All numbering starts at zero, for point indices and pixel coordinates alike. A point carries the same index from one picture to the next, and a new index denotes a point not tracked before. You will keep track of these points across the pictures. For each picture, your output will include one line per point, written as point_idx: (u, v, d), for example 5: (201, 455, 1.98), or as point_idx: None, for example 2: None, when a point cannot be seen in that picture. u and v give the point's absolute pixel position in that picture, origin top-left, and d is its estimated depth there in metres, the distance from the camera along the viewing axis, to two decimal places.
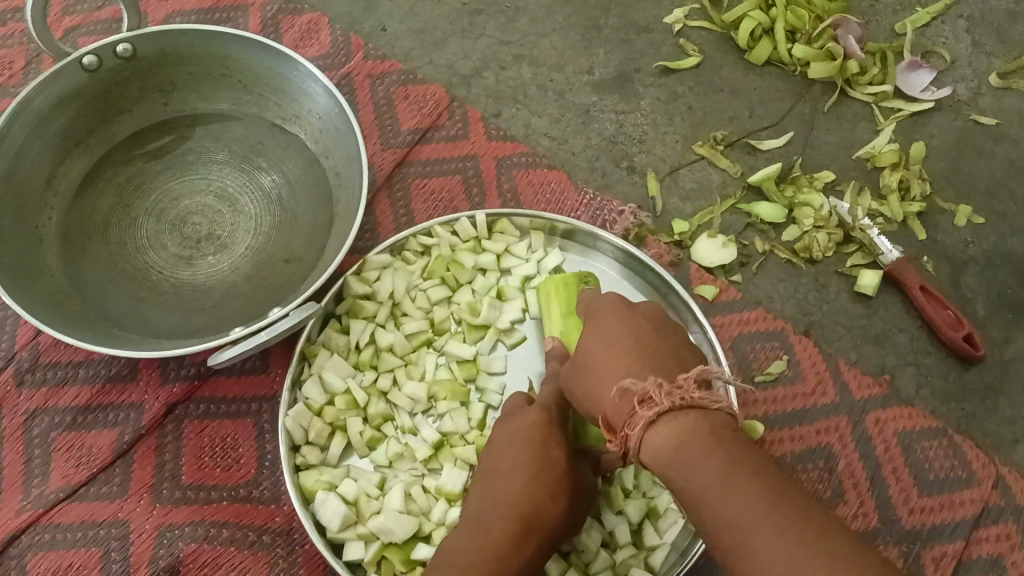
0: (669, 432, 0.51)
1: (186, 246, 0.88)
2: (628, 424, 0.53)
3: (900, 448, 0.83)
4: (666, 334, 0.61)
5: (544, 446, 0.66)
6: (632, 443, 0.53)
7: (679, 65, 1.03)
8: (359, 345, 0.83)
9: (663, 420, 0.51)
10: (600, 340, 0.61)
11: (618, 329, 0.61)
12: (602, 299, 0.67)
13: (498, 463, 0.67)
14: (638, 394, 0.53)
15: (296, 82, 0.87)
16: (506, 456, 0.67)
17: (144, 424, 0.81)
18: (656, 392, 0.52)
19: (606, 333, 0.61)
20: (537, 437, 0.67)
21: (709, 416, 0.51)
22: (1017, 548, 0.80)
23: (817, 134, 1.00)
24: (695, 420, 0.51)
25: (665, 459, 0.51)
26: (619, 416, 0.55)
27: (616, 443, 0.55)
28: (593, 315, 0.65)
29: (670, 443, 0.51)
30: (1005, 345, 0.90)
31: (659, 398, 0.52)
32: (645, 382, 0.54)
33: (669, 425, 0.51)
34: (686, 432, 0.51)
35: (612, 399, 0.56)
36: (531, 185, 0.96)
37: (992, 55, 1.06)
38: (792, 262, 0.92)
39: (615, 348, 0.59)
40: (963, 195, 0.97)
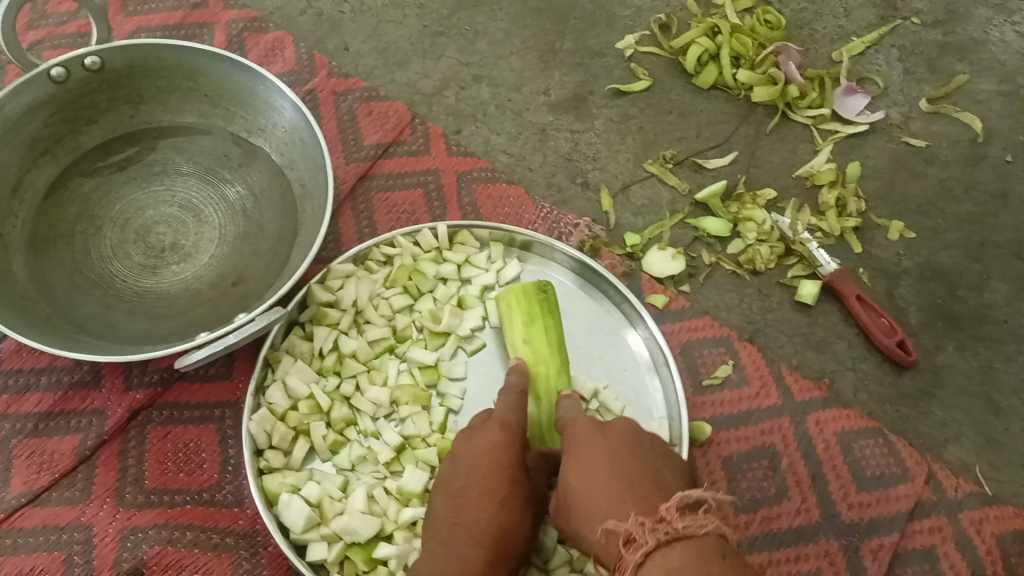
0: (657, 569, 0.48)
1: (151, 255, 0.90)
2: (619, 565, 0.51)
3: (839, 448, 0.88)
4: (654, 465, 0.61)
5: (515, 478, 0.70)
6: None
7: (631, 88, 1.09)
8: (323, 352, 0.85)
9: (650, 559, 0.49)
10: (584, 474, 0.61)
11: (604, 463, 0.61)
12: (580, 423, 0.68)
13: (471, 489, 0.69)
14: (623, 537, 0.51)
15: (263, 96, 0.90)
16: (468, 479, 0.69)
17: (107, 430, 0.82)
18: (637, 532, 0.50)
19: (586, 463, 0.61)
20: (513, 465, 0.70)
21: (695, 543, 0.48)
22: (949, 540, 0.85)
23: (760, 154, 1.06)
24: (681, 551, 0.48)
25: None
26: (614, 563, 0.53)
27: None
28: (573, 444, 0.65)
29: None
30: (936, 352, 0.95)
31: (642, 538, 0.50)
32: (627, 524, 0.52)
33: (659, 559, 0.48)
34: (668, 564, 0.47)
35: (600, 541, 0.56)
36: (489, 199, 1.00)
37: (922, 83, 1.13)
38: (737, 273, 0.97)
39: (598, 480, 0.59)
40: (897, 212, 1.03)
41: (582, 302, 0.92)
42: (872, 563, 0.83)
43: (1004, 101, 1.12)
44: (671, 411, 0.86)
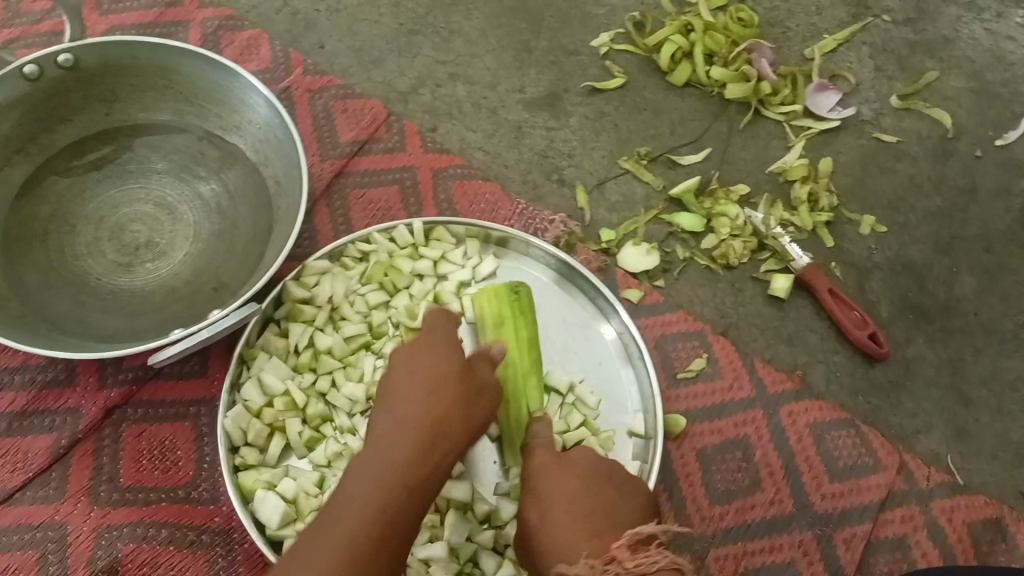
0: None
1: (125, 253, 0.89)
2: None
3: (812, 439, 0.89)
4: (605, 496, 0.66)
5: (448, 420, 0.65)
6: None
7: (606, 85, 1.09)
8: (298, 348, 0.85)
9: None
10: (537, 504, 0.65)
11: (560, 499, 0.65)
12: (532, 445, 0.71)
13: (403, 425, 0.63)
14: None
15: (238, 93, 0.90)
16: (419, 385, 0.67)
17: (81, 428, 0.82)
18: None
19: (540, 494, 0.66)
20: (445, 404, 0.65)
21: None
22: (920, 529, 0.86)
23: (734, 150, 1.07)
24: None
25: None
26: None
27: None
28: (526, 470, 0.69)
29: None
30: (907, 344, 0.97)
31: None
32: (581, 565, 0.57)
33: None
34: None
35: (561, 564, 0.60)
36: (466, 196, 1.00)
37: (893, 80, 1.15)
38: (711, 268, 0.98)
39: (552, 514, 0.63)
40: (868, 207, 1.05)
41: (559, 296, 0.93)
42: (845, 553, 0.84)
43: (973, 97, 1.14)
44: (646, 404, 0.86)
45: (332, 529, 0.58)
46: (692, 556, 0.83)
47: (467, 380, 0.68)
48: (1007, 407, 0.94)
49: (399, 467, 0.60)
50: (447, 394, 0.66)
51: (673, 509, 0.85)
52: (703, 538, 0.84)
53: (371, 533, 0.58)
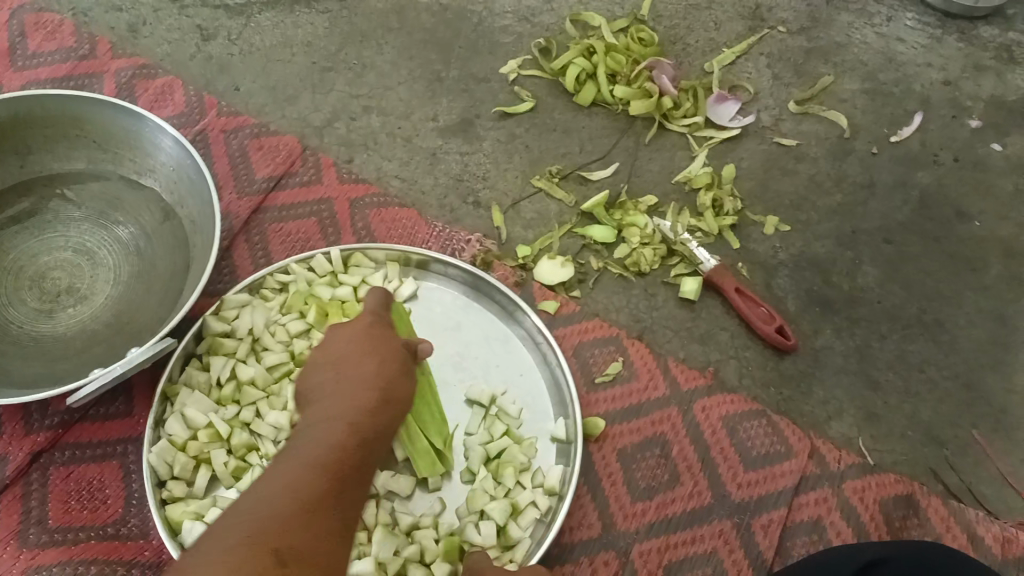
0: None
1: (47, 300, 0.91)
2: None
3: (726, 431, 0.92)
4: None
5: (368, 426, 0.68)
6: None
7: (515, 110, 1.14)
8: (221, 381, 0.87)
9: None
10: None
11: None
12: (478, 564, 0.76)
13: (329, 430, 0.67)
14: None
15: (148, 137, 0.93)
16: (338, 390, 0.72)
17: (8, 474, 0.83)
18: None
19: None
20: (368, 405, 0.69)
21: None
22: (834, 509, 0.90)
23: (640, 162, 1.12)
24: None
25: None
26: None
27: None
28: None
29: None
30: (814, 335, 1.01)
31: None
32: None
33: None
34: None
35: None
36: (383, 222, 1.03)
37: (790, 86, 1.21)
38: (624, 276, 1.02)
39: None
40: (771, 208, 1.10)
41: (477, 313, 0.96)
42: (763, 538, 0.88)
43: (867, 99, 1.20)
44: (565, 410, 0.89)
45: (250, 499, 0.61)
46: (616, 552, 0.86)
47: (388, 383, 0.72)
48: (913, 388, 0.99)
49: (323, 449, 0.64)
50: (370, 399, 0.70)
51: (597, 509, 0.88)
52: (626, 535, 0.87)
53: (286, 495, 0.61)
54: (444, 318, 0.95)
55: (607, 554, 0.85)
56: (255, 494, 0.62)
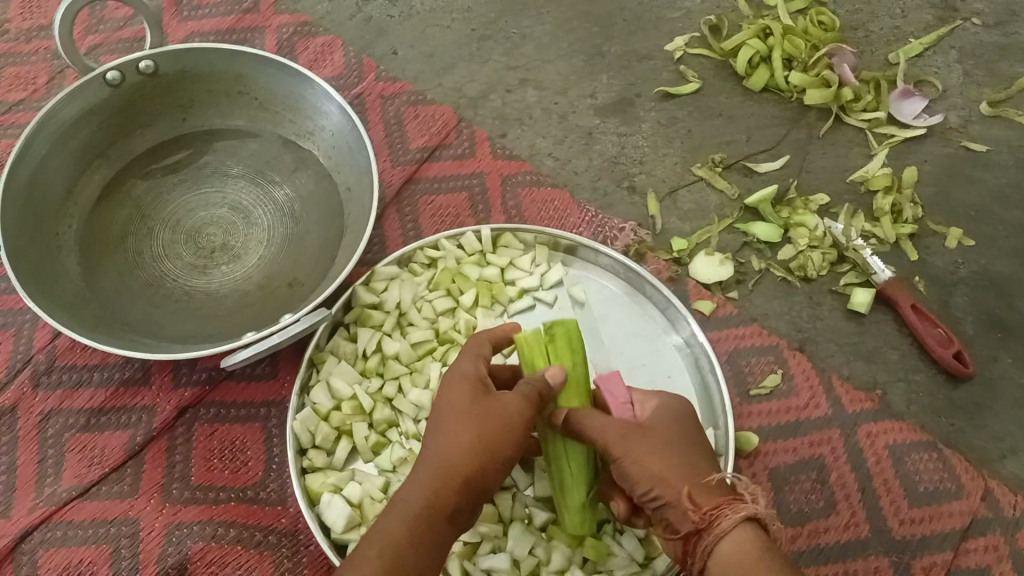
0: (750, 540, 0.59)
1: (200, 255, 0.91)
2: (719, 510, 0.60)
3: (891, 460, 0.85)
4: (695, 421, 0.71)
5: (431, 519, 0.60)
6: (717, 529, 0.60)
7: (680, 91, 1.07)
8: (366, 353, 0.85)
9: (748, 525, 0.60)
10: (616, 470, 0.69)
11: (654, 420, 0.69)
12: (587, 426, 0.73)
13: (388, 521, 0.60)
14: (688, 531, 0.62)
15: (311, 100, 0.92)
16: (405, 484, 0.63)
17: (155, 426, 0.84)
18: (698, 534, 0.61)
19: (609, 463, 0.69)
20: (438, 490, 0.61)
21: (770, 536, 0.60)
22: (1005, 559, 0.81)
23: (811, 157, 1.04)
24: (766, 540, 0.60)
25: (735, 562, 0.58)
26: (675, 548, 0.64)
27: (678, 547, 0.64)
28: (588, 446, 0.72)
29: (744, 550, 0.58)
30: (994, 363, 0.92)
31: (750, 503, 0.61)
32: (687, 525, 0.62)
33: (738, 536, 0.59)
34: (726, 554, 0.59)
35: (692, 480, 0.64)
36: (534, 202, 0.99)
37: (982, 86, 1.09)
38: (788, 280, 0.95)
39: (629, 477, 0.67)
40: (954, 219, 1.00)
41: (628, 307, 0.91)
42: None
43: None
44: (717, 420, 0.84)
45: None
46: None
47: (444, 459, 0.62)
48: None
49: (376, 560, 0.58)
50: (417, 489, 0.61)
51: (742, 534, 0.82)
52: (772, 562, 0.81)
53: None
54: (593, 309, 0.91)
55: None
56: None
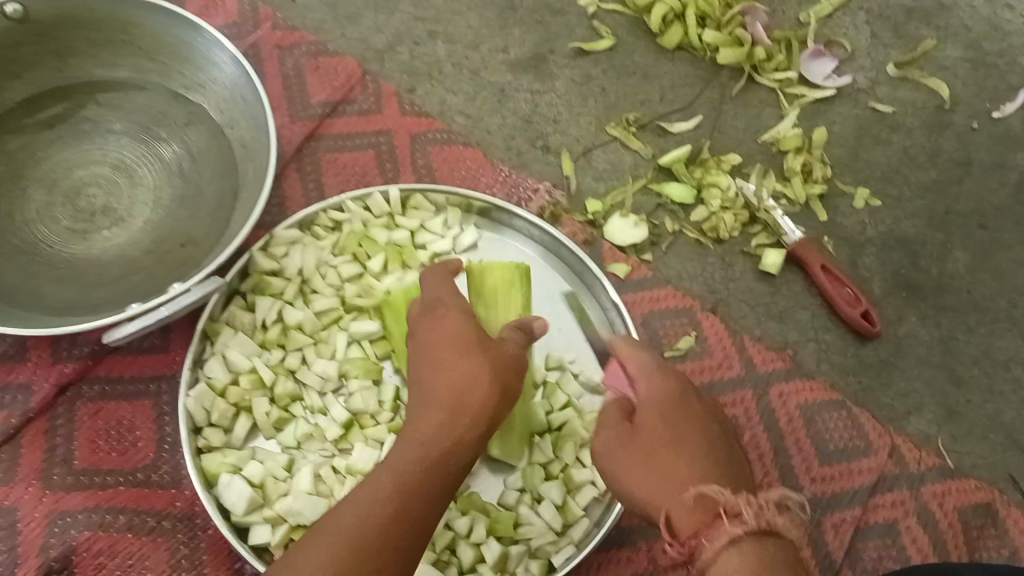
0: (751, 555, 0.52)
1: (81, 219, 0.84)
2: (705, 534, 0.54)
3: (803, 420, 0.86)
4: (692, 413, 0.66)
5: (425, 472, 0.59)
6: (706, 554, 0.53)
7: (594, 47, 1.04)
8: (265, 323, 0.80)
9: (747, 539, 0.52)
10: (662, 436, 0.64)
11: (651, 418, 0.66)
12: (666, 379, 0.69)
13: (368, 483, 0.59)
14: (722, 505, 0.55)
15: (200, 50, 0.85)
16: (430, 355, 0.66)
17: (33, 406, 0.77)
18: (745, 508, 0.53)
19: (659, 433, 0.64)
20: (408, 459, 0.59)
21: (785, 545, 0.53)
22: (910, 514, 0.84)
23: (724, 117, 1.03)
24: (779, 551, 0.52)
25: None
26: (690, 523, 0.56)
27: (679, 549, 0.55)
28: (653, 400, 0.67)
29: (738, 572, 0.51)
30: (899, 322, 0.93)
31: (746, 516, 0.53)
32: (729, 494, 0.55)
33: (729, 555, 0.52)
34: None
35: (686, 504, 0.57)
36: (446, 161, 0.95)
37: (889, 47, 1.09)
38: (700, 242, 0.94)
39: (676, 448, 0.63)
40: (862, 179, 1.01)
41: (542, 271, 0.88)
42: (833, 538, 0.82)
43: (971, 68, 1.09)
44: None
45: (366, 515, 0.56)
46: None
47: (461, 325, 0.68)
48: (998, 387, 0.91)
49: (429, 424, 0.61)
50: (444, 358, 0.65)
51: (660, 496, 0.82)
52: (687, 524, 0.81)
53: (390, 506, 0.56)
54: None
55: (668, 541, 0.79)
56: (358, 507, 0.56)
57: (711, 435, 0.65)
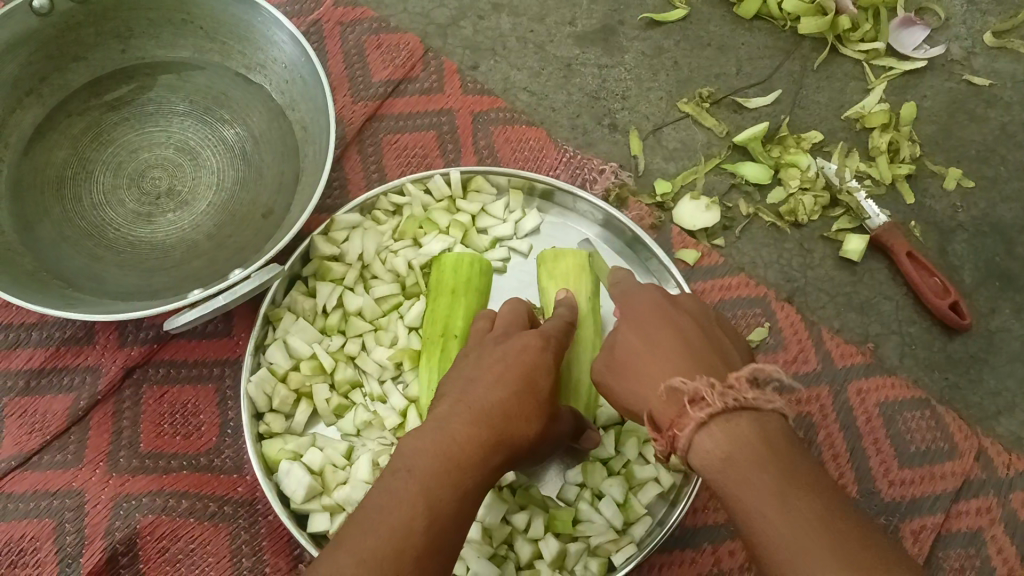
0: (719, 436, 0.48)
1: (145, 202, 0.84)
2: (676, 425, 0.50)
3: (882, 419, 0.82)
4: (665, 306, 0.62)
5: (463, 486, 0.56)
6: (681, 445, 0.50)
7: (666, 18, 0.99)
8: (326, 309, 0.79)
9: (716, 422, 0.49)
10: (644, 341, 0.59)
11: (628, 324, 0.62)
12: (644, 293, 0.65)
13: (391, 492, 0.53)
14: (689, 394, 0.51)
15: (259, 30, 0.83)
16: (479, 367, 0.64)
17: (100, 389, 0.78)
18: (707, 392, 0.50)
19: (645, 335, 0.60)
20: (440, 474, 0.55)
21: (760, 418, 0.49)
22: (997, 522, 0.79)
23: (806, 92, 0.97)
24: (749, 424, 0.48)
25: (714, 462, 0.48)
26: (666, 416, 0.52)
27: (662, 443, 0.52)
28: (634, 311, 0.63)
29: (710, 459, 0.48)
30: (991, 315, 0.87)
31: (710, 399, 0.49)
32: (695, 383, 0.51)
33: (701, 440, 0.49)
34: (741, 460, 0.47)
35: (660, 398, 0.54)
36: (508, 142, 0.92)
37: (987, 14, 1.01)
38: (777, 226, 0.90)
39: (659, 348, 0.58)
40: (954, 159, 0.94)
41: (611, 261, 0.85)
42: (912, 545, 0.78)
43: None
44: None
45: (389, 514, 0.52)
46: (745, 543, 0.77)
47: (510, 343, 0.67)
48: None
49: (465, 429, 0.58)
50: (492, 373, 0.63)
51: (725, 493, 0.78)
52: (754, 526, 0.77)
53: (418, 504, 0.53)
54: None
55: (733, 544, 0.76)
56: (385, 506, 0.52)
57: (687, 325, 0.60)
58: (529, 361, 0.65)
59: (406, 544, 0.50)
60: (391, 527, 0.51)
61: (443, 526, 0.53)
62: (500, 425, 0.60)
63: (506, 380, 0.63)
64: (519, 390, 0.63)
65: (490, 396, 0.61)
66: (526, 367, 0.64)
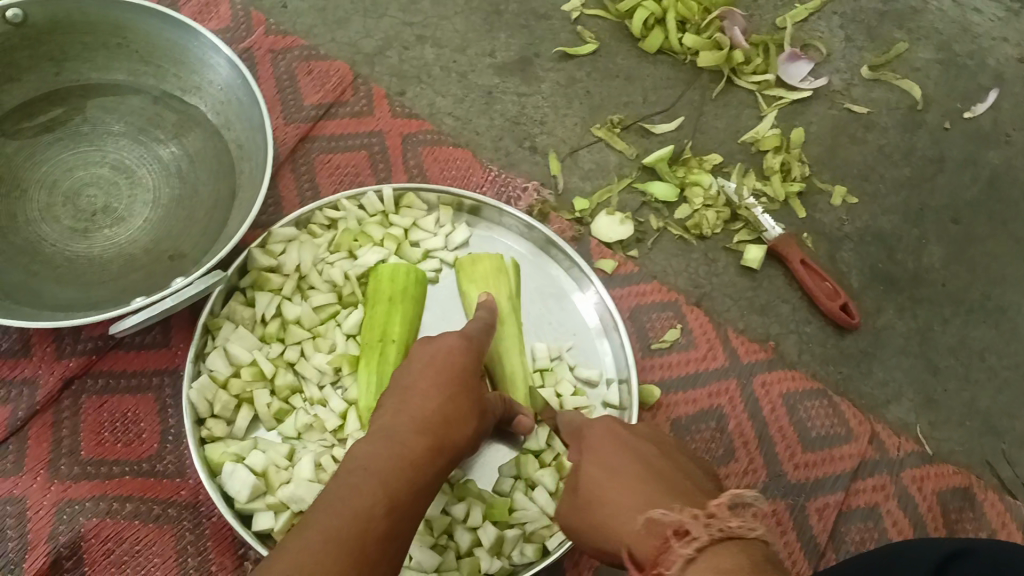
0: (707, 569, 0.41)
1: (80, 218, 0.85)
2: (659, 562, 0.43)
3: (785, 408, 0.90)
4: (624, 443, 0.58)
5: (417, 483, 0.60)
6: None
7: (578, 51, 1.07)
8: (265, 318, 0.82)
9: (705, 556, 0.41)
10: (609, 474, 0.54)
11: (591, 462, 0.57)
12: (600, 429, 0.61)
13: (352, 487, 0.57)
14: (672, 527, 0.44)
15: (196, 53, 0.87)
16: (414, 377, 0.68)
17: (38, 400, 0.78)
18: (691, 523, 0.43)
19: (612, 466, 0.55)
20: (394, 471, 0.59)
21: (749, 546, 0.42)
22: (891, 497, 0.87)
23: (706, 118, 1.06)
24: (737, 552, 0.41)
25: None
26: (648, 555, 0.45)
27: None
28: (594, 446, 0.59)
29: None
30: (876, 314, 0.97)
31: (696, 530, 0.43)
32: (676, 514, 0.45)
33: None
34: None
35: (638, 533, 0.47)
36: (436, 161, 0.98)
37: (863, 50, 1.13)
38: (684, 238, 0.98)
39: (625, 477, 0.53)
40: (838, 177, 1.05)
41: (537, 271, 0.91)
42: (817, 521, 0.85)
43: (942, 69, 1.12)
44: (622, 373, 0.85)
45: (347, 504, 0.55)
46: None
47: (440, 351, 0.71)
48: (973, 375, 0.95)
49: (412, 437, 0.62)
50: (427, 381, 0.67)
51: None
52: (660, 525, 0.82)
53: (378, 493, 0.57)
54: None
55: None
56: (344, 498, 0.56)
57: (653, 457, 0.56)
58: (458, 365, 0.70)
59: (371, 528, 0.55)
60: (355, 513, 0.55)
61: (399, 518, 0.57)
62: (441, 428, 0.65)
63: (443, 385, 0.68)
64: (456, 394, 0.68)
65: (429, 401, 0.66)
66: (461, 373, 0.69)
